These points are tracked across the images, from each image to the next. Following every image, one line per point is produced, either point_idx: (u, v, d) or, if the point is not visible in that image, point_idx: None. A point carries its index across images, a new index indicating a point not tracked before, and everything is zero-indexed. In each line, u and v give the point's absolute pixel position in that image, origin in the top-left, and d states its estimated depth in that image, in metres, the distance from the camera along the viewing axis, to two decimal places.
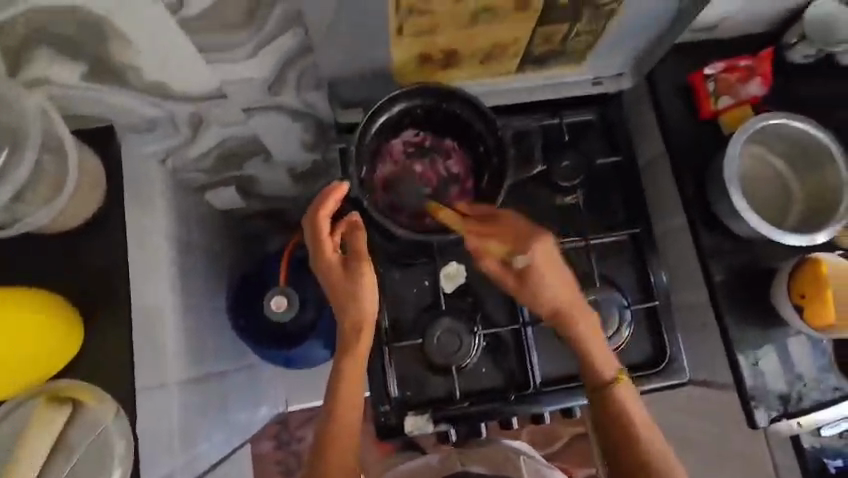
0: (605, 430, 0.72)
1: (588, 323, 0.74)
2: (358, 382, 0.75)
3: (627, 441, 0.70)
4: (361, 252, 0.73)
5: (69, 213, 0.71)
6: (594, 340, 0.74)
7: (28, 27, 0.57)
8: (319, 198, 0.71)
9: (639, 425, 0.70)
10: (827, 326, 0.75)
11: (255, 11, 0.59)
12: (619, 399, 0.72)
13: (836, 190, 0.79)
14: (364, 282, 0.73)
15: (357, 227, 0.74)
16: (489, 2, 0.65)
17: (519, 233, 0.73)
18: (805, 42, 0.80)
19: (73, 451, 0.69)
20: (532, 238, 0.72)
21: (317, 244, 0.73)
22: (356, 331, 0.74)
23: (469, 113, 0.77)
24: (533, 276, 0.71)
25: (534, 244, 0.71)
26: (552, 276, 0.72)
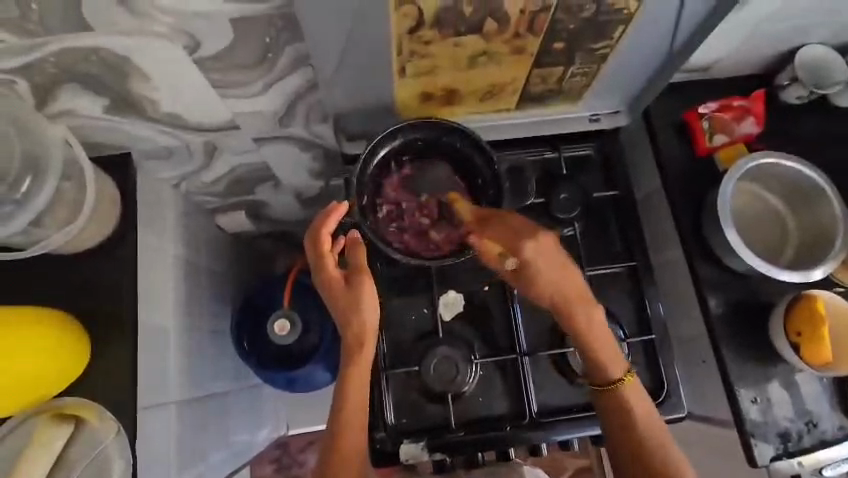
0: (607, 426, 0.74)
1: (590, 320, 0.74)
2: (356, 401, 0.75)
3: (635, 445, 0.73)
4: (362, 266, 0.76)
5: (84, 236, 0.75)
6: (600, 340, 0.74)
7: (57, 66, 0.61)
8: (320, 217, 0.75)
9: (637, 417, 0.73)
10: (822, 364, 0.76)
11: (266, 52, 0.63)
12: (613, 398, 0.74)
13: (831, 228, 0.80)
14: (365, 294, 0.75)
15: (357, 243, 0.77)
16: (486, 47, 0.69)
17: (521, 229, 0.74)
18: (797, 83, 0.82)
19: (74, 466, 0.71)
20: (526, 236, 0.73)
21: (319, 260, 0.76)
22: (359, 344, 0.75)
23: (468, 148, 0.81)
24: (528, 275, 0.73)
25: (523, 245, 0.72)
26: (543, 276, 0.73)
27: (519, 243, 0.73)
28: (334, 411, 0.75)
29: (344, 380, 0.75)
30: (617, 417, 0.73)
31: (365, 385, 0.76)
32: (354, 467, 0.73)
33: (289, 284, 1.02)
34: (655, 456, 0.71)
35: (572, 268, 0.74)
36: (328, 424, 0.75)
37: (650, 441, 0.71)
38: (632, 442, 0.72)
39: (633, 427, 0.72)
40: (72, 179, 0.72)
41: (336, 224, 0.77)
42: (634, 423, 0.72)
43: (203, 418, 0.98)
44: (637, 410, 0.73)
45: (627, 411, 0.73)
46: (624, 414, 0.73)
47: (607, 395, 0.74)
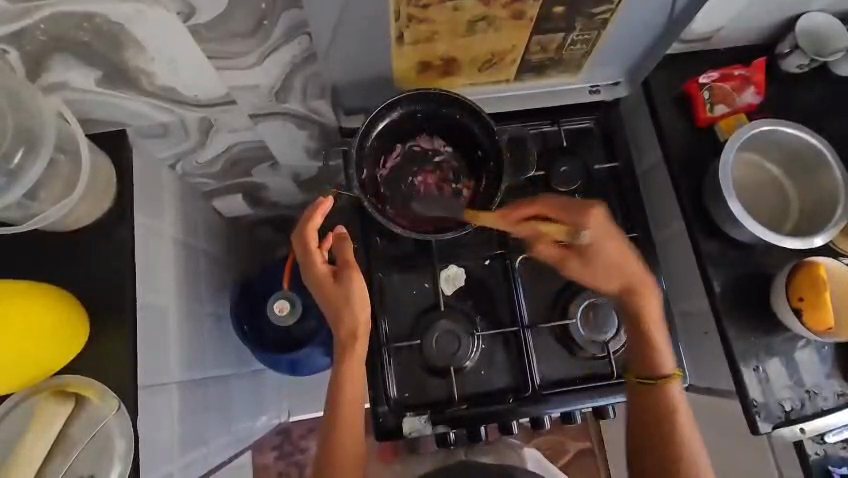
0: (644, 413, 0.76)
1: (653, 310, 0.77)
2: (357, 388, 0.76)
3: (666, 437, 0.74)
4: (349, 261, 0.75)
5: (83, 211, 0.74)
6: (654, 328, 0.77)
7: (48, 33, 0.60)
8: (305, 214, 0.74)
9: (678, 415, 0.75)
10: (823, 330, 0.76)
11: (262, 20, 0.62)
12: (668, 392, 0.76)
13: (833, 196, 0.80)
14: (354, 289, 0.74)
15: (343, 238, 0.76)
16: (485, 12, 0.69)
17: (577, 214, 0.75)
18: (798, 51, 0.82)
19: (72, 448, 0.70)
20: (582, 214, 0.74)
21: (307, 258, 0.75)
22: (351, 339, 0.75)
23: (468, 117, 0.80)
24: (594, 253, 0.75)
25: (587, 219, 0.74)
26: (611, 253, 0.75)
27: (585, 226, 0.74)
28: (330, 403, 0.76)
29: (337, 373, 0.75)
30: (669, 408, 0.75)
31: (361, 377, 0.76)
32: (350, 453, 0.74)
33: (287, 265, 0.98)
34: (687, 447, 0.74)
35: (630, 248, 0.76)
36: (325, 413, 0.77)
37: (686, 442, 0.74)
38: (669, 434, 0.74)
39: (677, 422, 0.75)
40: (67, 153, 0.71)
41: (322, 220, 0.75)
42: (678, 415, 0.75)
43: (202, 402, 0.97)
44: (682, 410, 0.75)
45: (679, 406, 0.75)
46: (668, 409, 0.75)
47: (662, 386, 0.76)
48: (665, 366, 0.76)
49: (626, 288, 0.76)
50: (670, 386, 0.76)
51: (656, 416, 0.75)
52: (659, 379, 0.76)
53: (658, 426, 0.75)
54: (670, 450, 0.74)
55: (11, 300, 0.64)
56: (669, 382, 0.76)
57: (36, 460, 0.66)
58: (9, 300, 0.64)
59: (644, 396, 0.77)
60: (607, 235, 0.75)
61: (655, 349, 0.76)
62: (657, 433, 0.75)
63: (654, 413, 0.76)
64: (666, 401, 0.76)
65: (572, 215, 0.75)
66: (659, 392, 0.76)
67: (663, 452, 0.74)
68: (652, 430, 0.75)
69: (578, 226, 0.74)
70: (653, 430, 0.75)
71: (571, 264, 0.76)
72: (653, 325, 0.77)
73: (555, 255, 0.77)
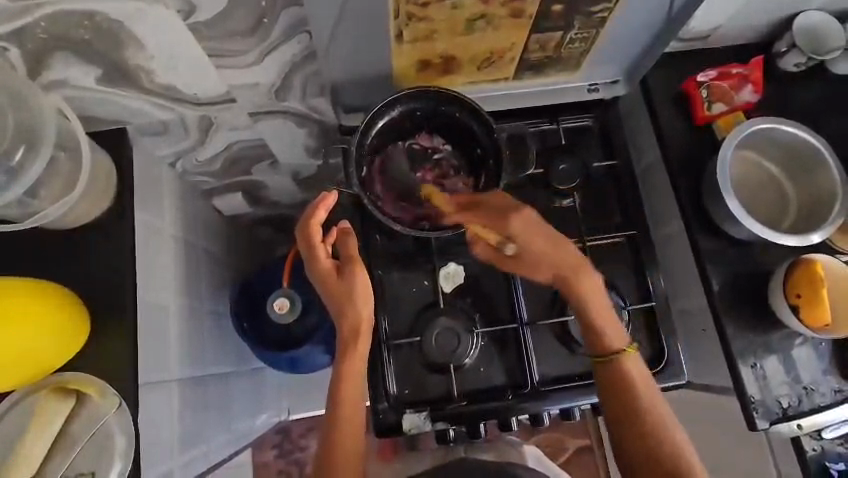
0: (609, 400, 0.73)
1: (593, 290, 0.73)
2: (359, 384, 0.76)
3: (636, 425, 0.71)
4: (353, 256, 0.76)
5: (83, 209, 0.74)
6: (596, 306, 0.74)
7: (48, 32, 0.60)
8: (309, 208, 0.75)
9: (642, 393, 0.71)
10: (821, 326, 0.76)
11: (261, 18, 0.62)
12: (626, 367, 0.73)
13: (831, 194, 0.80)
14: (357, 284, 0.75)
15: (347, 233, 0.77)
16: (484, 10, 0.69)
17: (496, 217, 0.74)
18: (795, 49, 0.82)
19: (72, 446, 0.70)
20: (509, 213, 0.74)
21: (310, 253, 0.76)
22: (353, 335, 0.75)
23: (467, 115, 0.80)
24: (524, 249, 0.74)
25: (510, 220, 0.73)
26: (541, 249, 0.73)
27: (509, 230, 0.74)
28: (331, 398, 0.76)
29: (339, 368, 0.75)
30: (634, 389, 0.72)
31: (363, 372, 0.76)
32: (351, 449, 0.74)
33: (287, 263, 0.98)
34: (657, 430, 0.70)
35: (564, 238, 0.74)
36: (326, 410, 0.76)
37: (659, 420, 0.71)
38: (640, 416, 0.71)
39: (641, 406, 0.71)
40: (67, 151, 0.71)
41: (326, 215, 0.76)
42: (639, 395, 0.71)
43: (202, 400, 0.97)
44: (644, 385, 0.72)
45: (639, 386, 0.72)
46: (631, 387, 0.72)
47: (616, 366, 0.73)
48: (613, 342, 0.74)
49: (559, 278, 0.74)
50: (626, 363, 0.73)
51: (619, 401, 0.72)
52: (615, 356, 0.73)
53: (625, 412, 0.71)
54: (646, 439, 0.70)
55: (12, 298, 0.64)
56: (624, 357, 0.73)
57: (36, 459, 0.67)
58: (9, 298, 0.64)
59: (606, 377, 0.73)
60: (532, 234, 0.73)
61: (601, 331, 0.74)
62: (628, 416, 0.71)
63: (619, 397, 0.72)
64: (628, 379, 0.72)
65: (501, 219, 0.74)
66: (617, 370, 0.72)
67: (639, 443, 0.70)
68: (621, 414, 0.72)
69: (504, 229, 0.74)
70: (624, 419, 0.71)
71: (508, 266, 0.78)
72: (593, 305, 0.74)
73: (499, 256, 0.78)
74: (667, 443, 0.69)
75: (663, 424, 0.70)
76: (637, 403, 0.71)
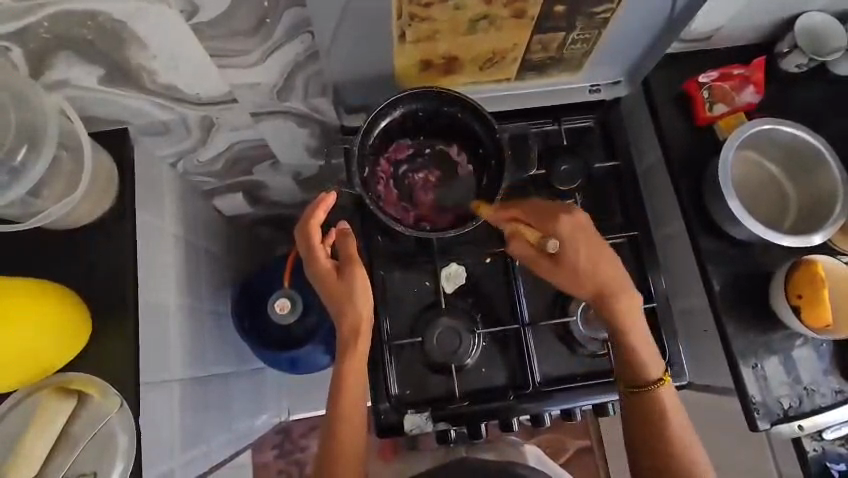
0: (633, 418, 0.75)
1: (632, 304, 0.75)
2: (359, 385, 0.76)
3: (661, 446, 0.73)
4: (352, 256, 0.76)
5: (84, 208, 0.74)
6: (633, 326, 0.75)
7: (51, 31, 0.60)
8: (308, 209, 0.75)
9: (673, 421, 0.73)
10: (822, 327, 0.76)
11: (264, 18, 0.62)
12: (659, 396, 0.74)
13: (832, 194, 0.80)
14: (357, 284, 0.75)
15: (346, 233, 0.77)
16: (486, 11, 0.69)
17: (544, 218, 0.77)
18: (797, 50, 0.82)
19: (74, 446, 0.71)
20: (559, 219, 0.77)
21: (310, 253, 0.76)
22: (353, 335, 0.75)
23: (468, 116, 0.80)
24: (569, 252, 0.75)
25: (562, 220, 0.76)
26: (583, 259, 0.75)
27: (556, 231, 0.76)
28: (332, 399, 0.76)
29: (339, 368, 0.75)
30: (664, 417, 0.73)
31: (362, 372, 0.76)
32: (352, 450, 0.74)
33: (288, 263, 0.99)
34: (680, 455, 0.72)
35: (617, 263, 0.76)
36: (326, 411, 0.76)
37: (685, 449, 0.73)
38: (666, 442, 0.73)
39: (669, 431, 0.73)
40: (69, 150, 0.71)
41: (325, 216, 0.76)
42: (668, 420, 0.73)
43: (203, 400, 0.97)
44: (675, 415, 0.74)
45: (669, 413, 0.74)
46: (663, 415, 0.73)
47: (651, 391, 0.74)
48: (652, 371, 0.75)
49: (597, 293, 0.75)
50: (660, 392, 0.74)
51: (647, 420, 0.74)
52: (650, 383, 0.74)
53: (653, 432, 0.73)
54: (667, 459, 0.72)
55: (12, 298, 0.64)
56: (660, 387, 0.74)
57: (36, 459, 0.67)
58: (11, 298, 0.64)
59: (639, 402, 0.75)
60: (578, 240, 0.75)
61: (639, 353, 0.75)
62: (654, 440, 0.73)
63: (649, 422, 0.74)
64: (659, 407, 0.74)
65: (551, 221, 0.77)
66: (651, 398, 0.74)
67: (661, 461, 0.73)
68: (647, 436, 0.74)
69: (551, 232, 0.76)
70: (648, 438, 0.74)
71: (543, 266, 0.77)
72: (631, 328, 0.75)
73: (532, 256, 0.78)
74: (686, 467, 0.72)
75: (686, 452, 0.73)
76: (664, 429, 0.73)
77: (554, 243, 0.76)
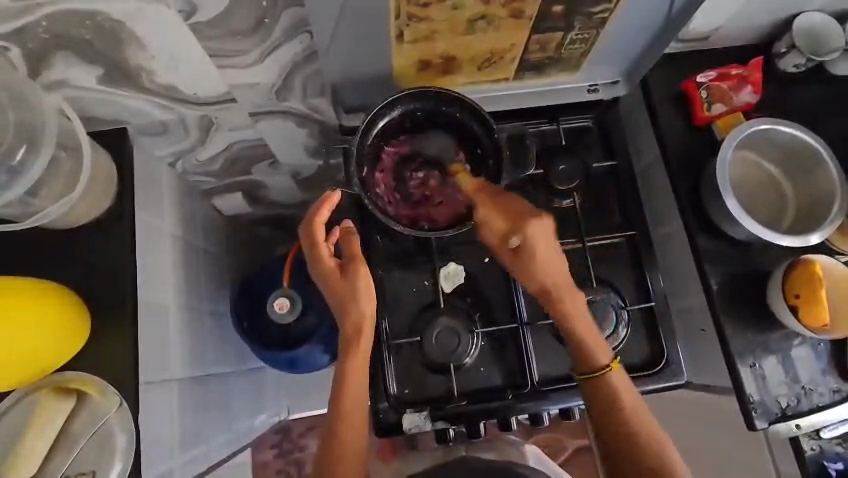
0: (593, 408, 0.75)
1: (575, 302, 0.75)
2: (361, 384, 0.76)
3: (621, 432, 0.72)
4: (356, 255, 0.76)
5: (83, 208, 0.74)
6: (578, 318, 0.75)
7: (50, 31, 0.60)
8: (312, 208, 0.75)
9: (627, 405, 0.73)
10: (820, 327, 0.76)
11: (262, 18, 0.62)
12: (610, 380, 0.74)
13: (829, 194, 0.81)
14: (360, 283, 0.75)
15: (350, 231, 0.77)
16: (485, 10, 0.69)
17: (517, 214, 0.75)
18: (795, 50, 0.82)
19: (73, 445, 0.71)
20: (528, 218, 0.74)
21: (314, 252, 0.76)
22: (356, 334, 0.75)
23: (466, 115, 0.80)
24: (532, 251, 0.74)
25: (531, 220, 0.73)
26: (545, 256, 0.74)
27: (523, 230, 0.73)
28: (334, 396, 0.76)
29: (341, 366, 0.76)
30: (619, 402, 0.73)
31: (365, 370, 0.77)
32: (353, 448, 0.74)
33: (287, 263, 0.99)
34: (641, 439, 0.71)
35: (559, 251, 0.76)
36: (328, 408, 0.76)
37: (645, 430, 0.72)
38: (627, 430, 0.72)
39: (626, 414, 0.73)
40: (68, 150, 0.71)
41: (329, 215, 0.77)
42: (623, 404, 0.73)
43: (202, 399, 0.97)
44: (628, 397, 0.73)
45: (622, 397, 0.73)
46: (617, 402, 0.73)
47: (602, 377, 0.74)
48: (598, 357, 0.75)
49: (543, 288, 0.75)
50: (609, 378, 0.74)
51: (604, 409, 0.74)
52: (599, 370, 0.74)
53: (610, 419, 0.73)
54: (628, 445, 0.71)
55: (12, 297, 0.64)
56: (607, 373, 0.74)
57: (35, 459, 0.67)
58: (10, 297, 0.64)
59: (594, 392, 0.75)
60: (540, 241, 0.74)
61: (586, 344, 0.75)
62: (617, 431, 0.72)
63: (608, 411, 0.73)
64: (613, 391, 0.74)
65: (519, 218, 0.74)
66: (602, 384, 0.74)
67: (626, 449, 0.71)
68: (610, 427, 0.73)
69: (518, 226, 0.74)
70: (609, 426, 0.73)
71: (505, 257, 0.76)
72: (576, 317, 0.75)
73: (496, 246, 0.76)
74: (650, 449, 0.71)
75: (645, 435, 0.72)
76: (621, 416, 0.73)
77: (517, 239, 0.74)
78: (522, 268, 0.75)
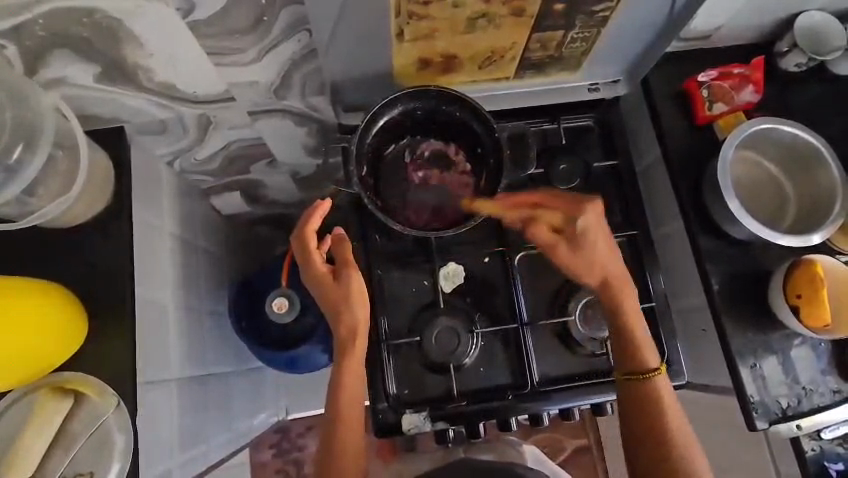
0: (635, 411, 0.74)
1: (632, 300, 0.76)
2: (357, 387, 0.76)
3: (662, 438, 0.72)
4: (348, 260, 0.75)
5: (80, 208, 0.74)
6: (636, 317, 0.76)
7: (46, 29, 0.60)
8: (304, 214, 0.75)
9: (669, 412, 0.73)
10: (821, 327, 0.76)
11: (261, 16, 0.62)
12: (659, 387, 0.74)
13: (831, 193, 0.80)
14: (354, 287, 0.75)
15: (342, 238, 0.76)
16: (486, 9, 0.69)
17: (572, 202, 0.75)
18: (796, 49, 0.82)
19: (70, 447, 0.70)
20: (581, 207, 0.75)
21: (306, 259, 0.76)
22: (351, 338, 0.75)
23: (466, 114, 0.80)
24: (588, 246, 0.74)
25: (587, 208, 0.74)
26: (602, 253, 0.75)
27: (583, 219, 0.74)
28: (330, 401, 0.76)
29: (336, 371, 0.75)
30: (662, 409, 0.73)
31: (360, 374, 0.76)
32: (352, 449, 0.74)
33: (286, 262, 0.98)
34: (680, 448, 0.72)
35: (619, 255, 0.77)
36: (324, 412, 0.76)
37: (682, 442, 0.72)
38: (666, 435, 0.72)
39: (668, 422, 0.73)
40: (65, 149, 0.71)
41: (321, 221, 0.76)
42: (666, 410, 0.73)
43: (201, 399, 0.96)
44: (671, 405, 0.74)
45: (667, 403, 0.73)
46: (661, 408, 0.73)
47: (649, 380, 0.74)
48: (649, 360, 0.75)
49: (603, 285, 0.76)
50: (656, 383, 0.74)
51: (650, 413, 0.73)
52: (650, 375, 0.74)
53: (655, 424, 0.73)
54: (668, 451, 0.72)
55: (9, 297, 0.64)
56: (658, 377, 0.74)
57: (33, 462, 0.66)
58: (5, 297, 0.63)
59: (639, 394, 0.74)
60: (598, 234, 0.74)
61: (639, 344, 0.75)
62: (655, 434, 0.73)
63: (649, 415, 0.73)
64: (659, 399, 0.74)
65: (569, 210, 0.75)
66: (650, 389, 0.74)
67: (664, 454, 0.72)
68: (649, 430, 0.73)
69: (575, 220, 0.74)
70: (651, 429, 0.73)
71: (559, 251, 0.75)
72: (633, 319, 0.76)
73: (549, 241, 0.75)
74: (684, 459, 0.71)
75: (684, 445, 0.72)
76: (664, 422, 0.72)
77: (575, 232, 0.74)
78: (579, 261, 0.75)
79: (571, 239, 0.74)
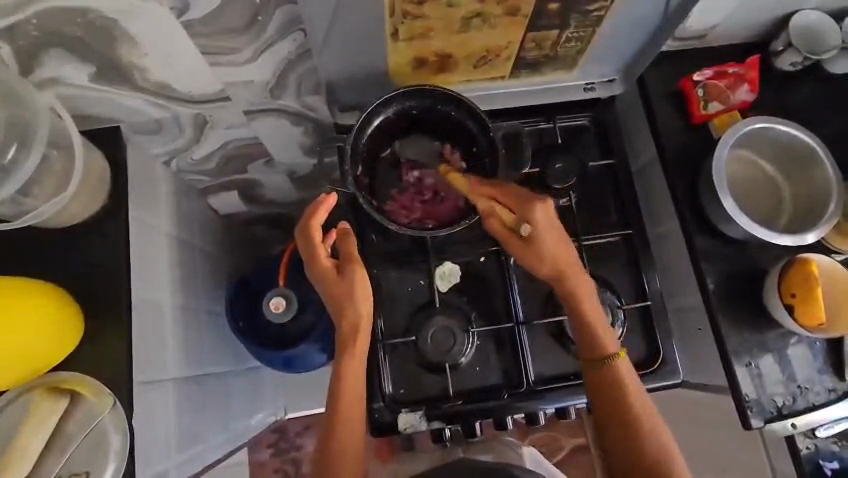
0: (598, 401, 0.73)
1: (585, 289, 0.74)
2: (357, 385, 0.76)
3: (626, 428, 0.71)
4: (352, 256, 0.76)
5: (76, 208, 0.74)
6: (591, 307, 0.74)
7: (40, 28, 0.59)
8: (310, 208, 0.75)
9: (634, 400, 0.72)
10: (816, 326, 0.77)
11: (256, 15, 0.62)
12: (618, 373, 0.73)
13: (826, 193, 0.80)
14: (357, 283, 0.75)
15: (347, 234, 0.77)
16: (480, 8, 0.69)
17: (522, 199, 0.72)
18: (791, 49, 0.82)
19: (65, 448, 0.70)
20: (534, 205, 0.71)
21: (310, 253, 0.76)
22: (353, 334, 0.75)
23: (461, 113, 0.80)
24: (540, 238, 0.71)
25: (536, 208, 0.70)
26: (553, 245, 0.72)
27: (531, 216, 0.71)
28: (332, 397, 0.75)
29: (338, 366, 0.75)
30: (624, 393, 0.72)
31: (363, 370, 0.76)
32: (350, 447, 0.74)
33: (283, 262, 0.99)
34: (646, 437, 0.70)
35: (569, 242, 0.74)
36: (326, 408, 0.76)
37: (649, 424, 0.71)
38: (629, 424, 0.71)
39: (633, 410, 0.71)
40: (60, 149, 0.71)
41: (326, 216, 0.77)
42: (630, 399, 0.72)
43: (198, 399, 0.96)
44: (635, 391, 0.72)
45: (629, 389, 0.72)
46: (624, 397, 0.72)
47: (609, 368, 0.73)
48: (608, 347, 0.74)
49: (553, 275, 0.73)
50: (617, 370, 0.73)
51: (613, 401, 0.72)
52: (607, 361, 0.73)
53: (617, 413, 0.72)
54: (630, 440, 0.70)
55: (4, 297, 0.64)
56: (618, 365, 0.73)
57: (27, 462, 0.66)
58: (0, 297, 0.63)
59: (600, 382, 0.73)
60: (549, 228, 0.71)
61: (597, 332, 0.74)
62: (618, 421, 0.71)
63: (610, 404, 0.72)
64: (621, 384, 0.72)
65: (519, 203, 0.72)
66: (608, 376, 0.73)
67: (627, 442, 0.71)
68: (611, 416, 0.72)
69: (523, 214, 0.71)
70: (614, 418, 0.72)
71: (515, 244, 0.73)
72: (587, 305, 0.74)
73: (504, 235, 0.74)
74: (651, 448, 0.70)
75: (653, 435, 0.70)
76: (628, 411, 0.71)
77: (527, 224, 0.71)
78: (534, 258, 0.72)
79: (521, 233, 0.72)
